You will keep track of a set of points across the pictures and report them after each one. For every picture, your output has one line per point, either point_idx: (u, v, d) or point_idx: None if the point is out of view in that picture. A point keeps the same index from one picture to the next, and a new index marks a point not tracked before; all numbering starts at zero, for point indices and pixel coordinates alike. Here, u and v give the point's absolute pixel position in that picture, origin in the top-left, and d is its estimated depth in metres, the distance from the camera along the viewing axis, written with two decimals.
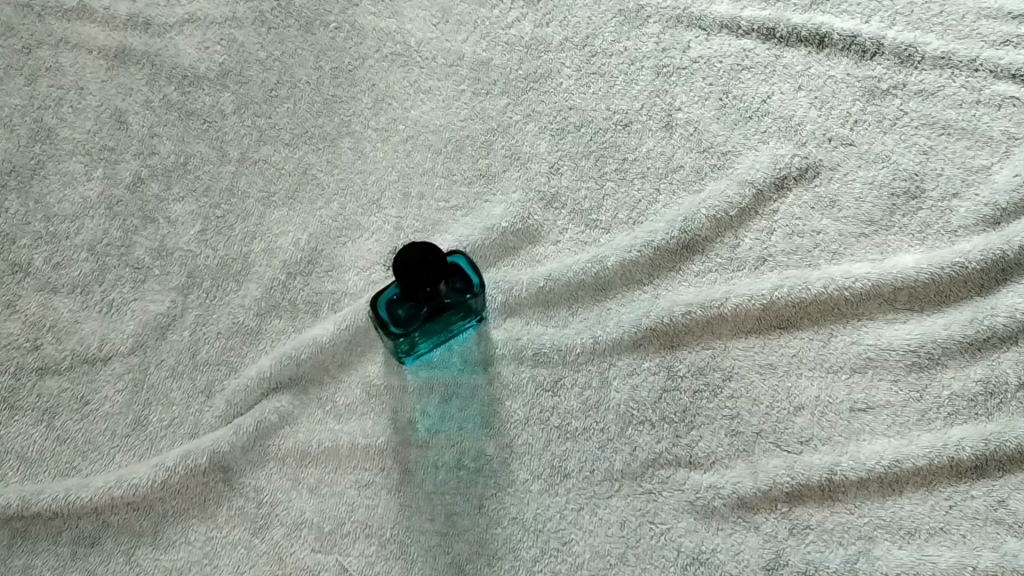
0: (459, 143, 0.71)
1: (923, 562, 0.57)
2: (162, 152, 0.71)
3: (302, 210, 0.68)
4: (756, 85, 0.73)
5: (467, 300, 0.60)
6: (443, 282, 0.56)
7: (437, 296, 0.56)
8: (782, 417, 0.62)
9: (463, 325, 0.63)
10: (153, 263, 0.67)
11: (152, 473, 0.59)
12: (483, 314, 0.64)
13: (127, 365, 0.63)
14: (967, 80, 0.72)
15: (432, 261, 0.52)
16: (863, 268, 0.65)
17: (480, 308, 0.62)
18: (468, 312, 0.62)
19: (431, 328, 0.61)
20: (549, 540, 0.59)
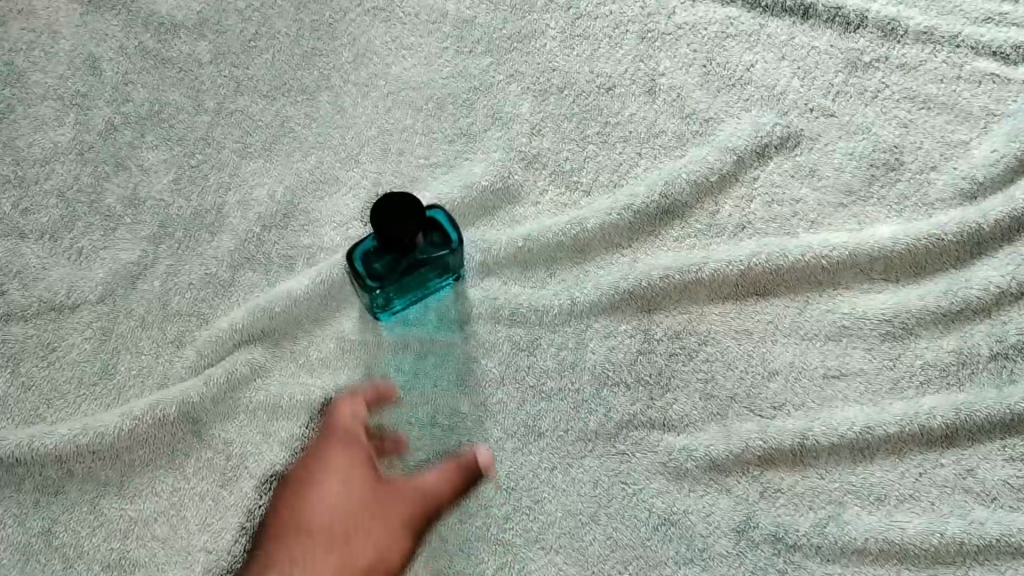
0: (440, 100, 0.70)
1: (891, 527, 0.57)
2: (136, 99, 0.69)
3: (278, 163, 0.67)
4: (740, 54, 0.72)
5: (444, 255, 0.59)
6: (420, 234, 0.55)
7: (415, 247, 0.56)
8: (756, 382, 0.62)
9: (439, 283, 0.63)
10: (124, 211, 0.66)
11: (119, 422, 0.58)
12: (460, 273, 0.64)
13: (96, 314, 0.62)
14: (949, 55, 0.72)
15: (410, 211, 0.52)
16: (841, 237, 0.65)
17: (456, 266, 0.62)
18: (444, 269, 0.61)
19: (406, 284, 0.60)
20: (521, 498, 0.58)
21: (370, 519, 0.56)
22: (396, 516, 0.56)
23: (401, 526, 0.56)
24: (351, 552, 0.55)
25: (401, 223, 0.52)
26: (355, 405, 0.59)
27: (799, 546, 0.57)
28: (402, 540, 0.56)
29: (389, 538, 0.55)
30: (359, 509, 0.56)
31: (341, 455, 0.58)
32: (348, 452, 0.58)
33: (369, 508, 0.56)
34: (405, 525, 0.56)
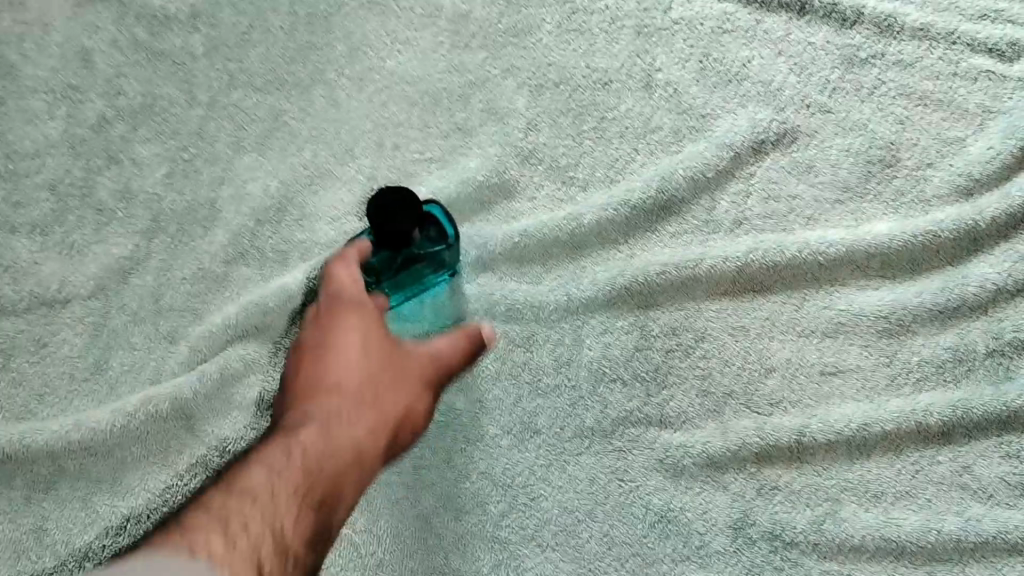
0: (435, 95, 0.69)
1: (888, 524, 0.58)
2: (128, 93, 0.69)
3: (272, 157, 0.67)
4: (737, 49, 0.71)
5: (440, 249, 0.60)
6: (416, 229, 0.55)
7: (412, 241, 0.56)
8: (753, 378, 0.62)
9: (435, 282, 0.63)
10: (116, 205, 0.65)
11: (111, 418, 0.58)
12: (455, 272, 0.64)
13: (88, 309, 0.62)
14: (945, 52, 0.71)
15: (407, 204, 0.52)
16: (837, 233, 0.65)
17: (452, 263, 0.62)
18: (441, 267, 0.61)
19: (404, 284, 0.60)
20: (517, 495, 0.59)
21: (390, 371, 0.53)
22: (414, 369, 0.54)
23: (419, 381, 0.54)
24: (374, 399, 0.52)
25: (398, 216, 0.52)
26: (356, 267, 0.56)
27: (795, 543, 0.58)
28: (420, 395, 0.54)
29: (409, 390, 0.54)
30: (375, 368, 0.53)
31: (346, 314, 0.55)
32: (353, 309, 0.55)
33: (387, 365, 0.54)
34: (421, 381, 0.55)
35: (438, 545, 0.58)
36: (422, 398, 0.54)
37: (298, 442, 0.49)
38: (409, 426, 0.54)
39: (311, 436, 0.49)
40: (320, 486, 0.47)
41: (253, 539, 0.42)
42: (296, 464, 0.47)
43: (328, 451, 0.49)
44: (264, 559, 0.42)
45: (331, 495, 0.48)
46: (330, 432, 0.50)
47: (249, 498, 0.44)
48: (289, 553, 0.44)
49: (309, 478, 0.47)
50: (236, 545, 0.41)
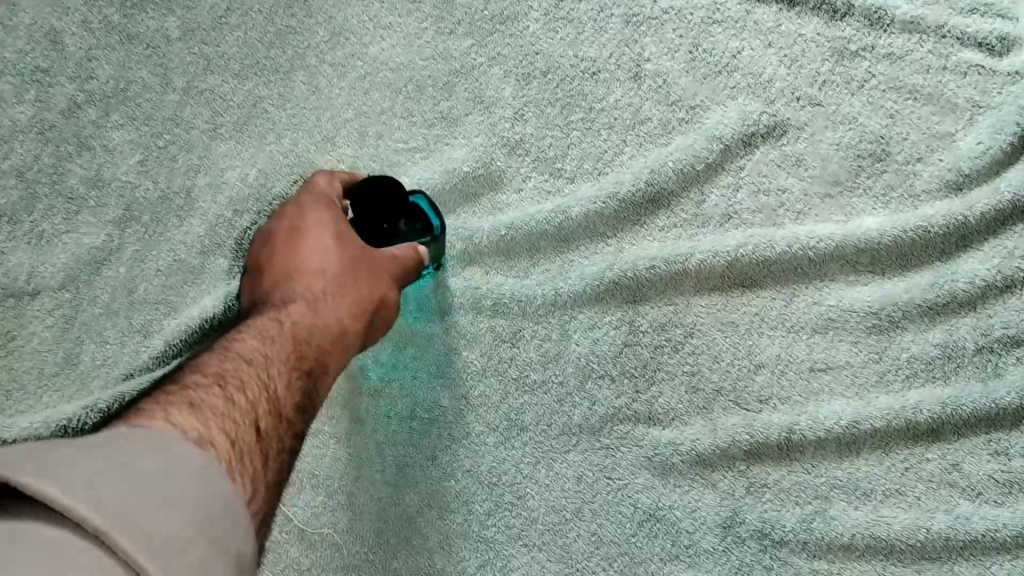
0: (420, 82, 0.67)
1: (877, 523, 0.57)
2: (100, 77, 0.66)
3: (251, 145, 0.64)
4: (727, 40, 0.70)
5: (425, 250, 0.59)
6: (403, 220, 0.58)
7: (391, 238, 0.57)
8: (742, 374, 0.61)
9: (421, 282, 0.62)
10: (87, 194, 0.63)
11: (82, 415, 0.56)
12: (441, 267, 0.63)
13: (58, 301, 0.60)
14: (934, 46, 0.69)
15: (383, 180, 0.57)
16: (827, 229, 0.63)
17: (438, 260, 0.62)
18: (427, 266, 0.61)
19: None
20: (503, 494, 0.58)
21: (365, 262, 0.54)
22: (390, 263, 0.56)
23: (391, 275, 0.55)
24: (352, 287, 0.53)
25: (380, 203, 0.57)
26: (332, 183, 0.58)
27: (785, 542, 0.57)
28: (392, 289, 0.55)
29: (383, 283, 0.55)
30: (351, 254, 0.54)
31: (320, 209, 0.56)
32: (328, 206, 0.56)
33: (361, 253, 0.55)
34: (393, 275, 0.55)
35: (422, 544, 0.57)
36: (393, 290, 0.55)
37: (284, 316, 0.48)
38: (380, 317, 0.55)
39: (294, 312, 0.49)
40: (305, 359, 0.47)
41: (252, 397, 0.41)
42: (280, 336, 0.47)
43: (309, 328, 0.49)
44: (261, 418, 0.41)
45: (314, 371, 0.48)
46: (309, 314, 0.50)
47: (244, 357, 0.43)
48: (285, 413, 0.43)
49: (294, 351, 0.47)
50: (237, 400, 0.40)
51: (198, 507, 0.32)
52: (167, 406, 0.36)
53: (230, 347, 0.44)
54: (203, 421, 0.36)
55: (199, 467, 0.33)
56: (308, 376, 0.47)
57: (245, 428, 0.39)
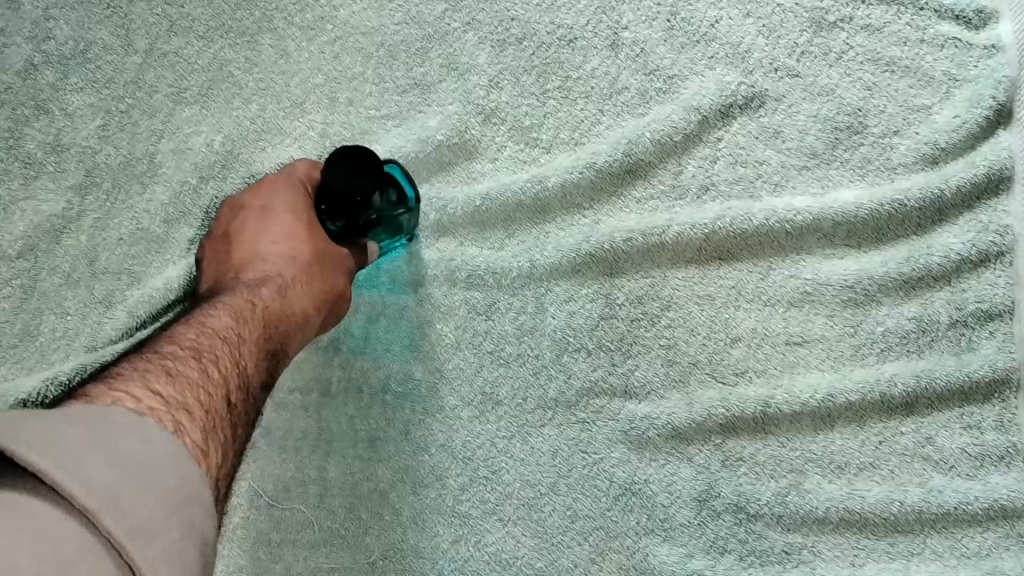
0: (391, 48, 0.65)
1: (851, 496, 0.58)
2: (58, 37, 0.63)
3: (216, 110, 0.62)
4: (705, 9, 0.66)
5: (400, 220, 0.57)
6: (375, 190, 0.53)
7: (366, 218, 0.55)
8: (718, 348, 0.60)
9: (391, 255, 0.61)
10: (46, 159, 0.60)
11: (43, 389, 0.55)
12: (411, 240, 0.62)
13: (16, 271, 0.58)
14: (913, 18, 0.65)
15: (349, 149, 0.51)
16: (805, 201, 0.62)
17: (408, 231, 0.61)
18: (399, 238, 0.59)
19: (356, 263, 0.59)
20: (477, 468, 0.58)
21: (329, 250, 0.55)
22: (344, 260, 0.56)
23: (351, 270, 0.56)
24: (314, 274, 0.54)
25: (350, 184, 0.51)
26: (310, 169, 0.57)
27: (760, 515, 0.58)
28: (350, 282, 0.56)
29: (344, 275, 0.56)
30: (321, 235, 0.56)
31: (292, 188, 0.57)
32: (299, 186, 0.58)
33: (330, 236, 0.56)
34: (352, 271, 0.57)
35: (394, 520, 0.57)
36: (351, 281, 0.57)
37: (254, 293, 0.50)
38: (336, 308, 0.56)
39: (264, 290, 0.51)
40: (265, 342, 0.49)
41: (224, 370, 0.43)
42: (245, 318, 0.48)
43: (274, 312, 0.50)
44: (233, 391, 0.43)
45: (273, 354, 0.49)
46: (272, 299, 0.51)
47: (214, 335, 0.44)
48: (252, 389, 0.45)
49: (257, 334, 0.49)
50: (211, 373, 0.41)
51: (176, 492, 0.34)
52: (147, 376, 0.38)
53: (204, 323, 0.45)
54: (180, 393, 0.38)
55: (179, 448, 0.35)
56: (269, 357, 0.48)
57: (216, 403, 0.40)
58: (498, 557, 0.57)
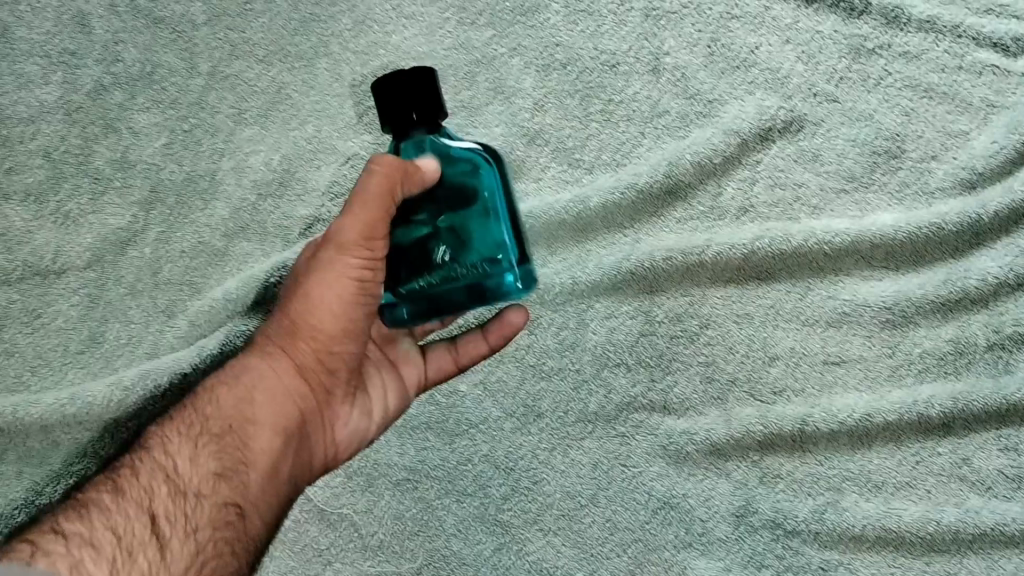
0: (441, 72, 0.67)
1: (887, 514, 0.59)
2: (126, 60, 0.66)
3: (274, 130, 0.65)
4: (745, 35, 0.66)
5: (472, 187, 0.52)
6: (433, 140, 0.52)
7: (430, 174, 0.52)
8: (756, 366, 0.62)
9: (499, 280, 0.51)
10: (113, 174, 0.64)
11: (108, 391, 0.61)
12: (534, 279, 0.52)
13: (83, 280, 0.63)
14: (950, 45, 0.64)
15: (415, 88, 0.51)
16: (842, 223, 0.63)
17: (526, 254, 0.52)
18: (498, 235, 0.51)
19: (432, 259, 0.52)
20: (519, 479, 0.61)
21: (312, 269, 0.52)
22: (371, 186, 0.49)
23: (361, 244, 0.51)
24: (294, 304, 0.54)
25: (386, 107, 0.51)
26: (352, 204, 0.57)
27: (797, 531, 0.60)
28: (368, 256, 0.51)
29: (344, 273, 0.52)
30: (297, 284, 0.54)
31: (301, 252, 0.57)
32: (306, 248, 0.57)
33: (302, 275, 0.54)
34: (371, 236, 0.51)
35: (438, 528, 0.61)
36: (379, 249, 0.52)
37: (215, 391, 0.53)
38: (357, 311, 0.53)
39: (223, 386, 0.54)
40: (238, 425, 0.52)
41: (147, 487, 0.47)
42: (215, 411, 0.52)
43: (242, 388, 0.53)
44: (153, 510, 0.46)
45: (250, 432, 0.52)
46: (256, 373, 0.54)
47: (157, 450, 0.49)
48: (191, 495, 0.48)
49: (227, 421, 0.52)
50: (128, 494, 0.46)
51: None
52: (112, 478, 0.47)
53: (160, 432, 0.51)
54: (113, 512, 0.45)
55: None
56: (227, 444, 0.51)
57: (135, 518, 0.45)
58: (539, 566, 0.61)
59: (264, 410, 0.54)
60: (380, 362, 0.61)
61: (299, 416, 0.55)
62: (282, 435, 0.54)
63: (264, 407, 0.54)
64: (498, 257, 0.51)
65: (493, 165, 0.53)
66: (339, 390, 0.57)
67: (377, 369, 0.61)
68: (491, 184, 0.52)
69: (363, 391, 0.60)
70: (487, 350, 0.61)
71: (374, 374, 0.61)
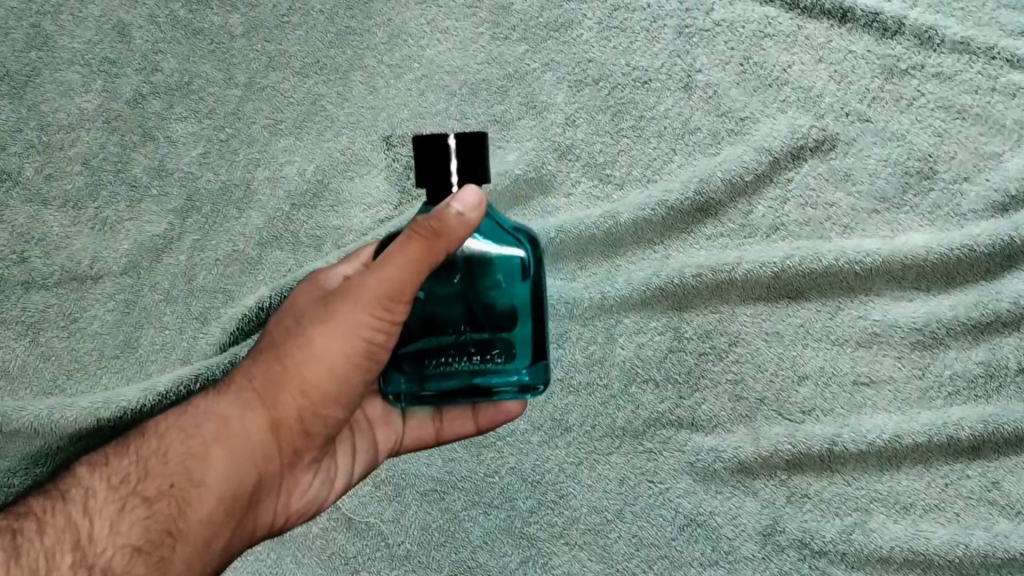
0: (474, 86, 0.66)
1: (916, 537, 0.59)
2: (165, 70, 0.66)
3: (309, 141, 0.66)
4: (778, 54, 0.65)
5: (498, 268, 0.52)
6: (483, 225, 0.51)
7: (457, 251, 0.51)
8: (786, 385, 0.62)
9: (512, 373, 0.53)
10: (151, 182, 0.65)
11: (143, 397, 0.61)
12: (543, 384, 0.54)
13: (118, 286, 0.64)
14: (983, 67, 0.64)
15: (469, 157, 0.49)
16: (874, 243, 0.62)
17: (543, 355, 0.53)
18: (518, 326, 0.52)
19: (446, 330, 0.52)
20: (546, 492, 0.62)
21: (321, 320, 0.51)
22: (411, 249, 0.47)
23: (385, 302, 0.49)
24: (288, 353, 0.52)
25: (431, 176, 0.49)
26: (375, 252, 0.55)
27: (824, 552, 0.60)
28: (388, 318, 0.49)
29: (359, 329, 0.50)
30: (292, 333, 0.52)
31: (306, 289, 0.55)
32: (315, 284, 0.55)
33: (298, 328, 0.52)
34: (398, 296, 0.49)
35: (464, 540, 0.62)
36: (399, 312, 0.49)
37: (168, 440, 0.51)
38: (354, 375, 0.51)
39: (177, 437, 0.51)
40: (181, 486, 0.50)
41: (49, 555, 0.47)
42: (161, 465, 0.50)
43: (200, 444, 0.51)
44: None
45: (192, 497, 0.50)
46: (219, 423, 0.52)
47: (83, 506, 0.48)
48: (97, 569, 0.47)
49: (169, 480, 0.50)
50: (27, 558, 0.46)
51: None
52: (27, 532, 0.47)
53: (92, 482, 0.50)
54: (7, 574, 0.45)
55: None
56: (156, 514, 0.49)
57: None
58: None
59: (218, 471, 0.51)
60: (359, 424, 0.60)
61: (254, 481, 0.53)
62: (228, 502, 0.51)
63: (217, 470, 0.51)
64: (518, 349, 0.53)
65: (528, 249, 0.52)
66: (310, 454, 0.55)
67: (351, 432, 0.60)
68: (517, 268, 0.52)
69: (331, 456, 0.59)
70: (472, 430, 0.60)
71: (347, 437, 0.59)
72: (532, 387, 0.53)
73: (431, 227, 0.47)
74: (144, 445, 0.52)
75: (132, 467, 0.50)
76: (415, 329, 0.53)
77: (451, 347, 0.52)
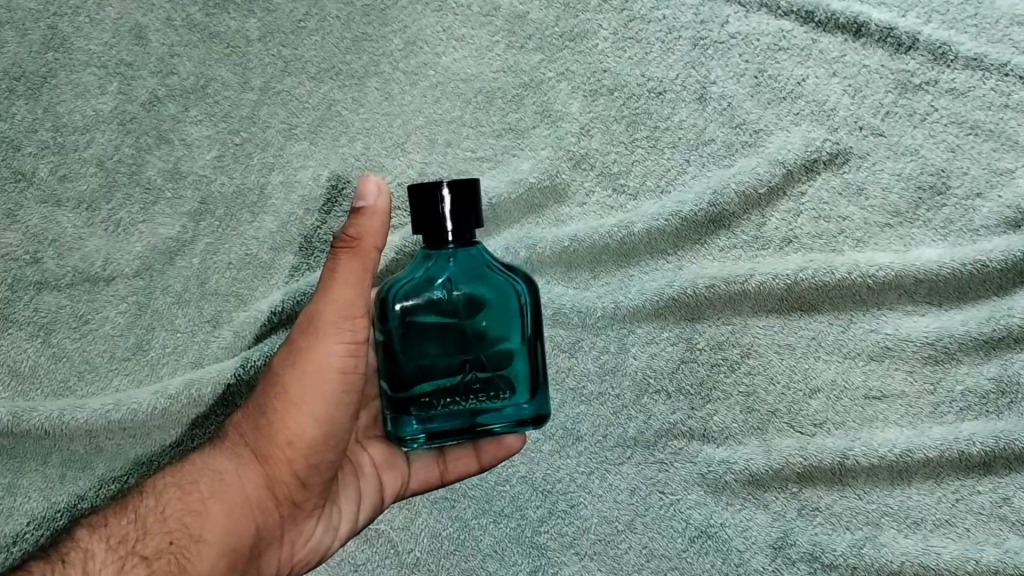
0: (489, 94, 0.66)
1: (927, 552, 0.59)
2: (181, 73, 0.66)
3: (324, 147, 0.66)
4: (792, 67, 0.65)
5: (494, 303, 0.52)
6: (477, 265, 0.51)
7: (451, 290, 0.51)
8: (797, 398, 0.62)
9: (514, 408, 0.52)
10: (165, 185, 0.65)
11: (154, 399, 0.62)
12: (545, 418, 0.53)
13: (131, 288, 0.64)
14: (997, 83, 0.64)
15: (462, 198, 0.49)
16: (887, 257, 0.62)
17: (542, 391, 0.53)
18: (517, 360, 0.52)
19: (446, 371, 0.52)
20: (556, 502, 0.62)
21: (294, 367, 0.52)
22: (343, 263, 0.50)
23: (343, 323, 0.51)
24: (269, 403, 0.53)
25: (421, 216, 0.49)
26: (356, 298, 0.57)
27: (834, 565, 0.60)
28: (349, 339, 0.52)
29: (328, 360, 0.52)
30: (271, 382, 0.53)
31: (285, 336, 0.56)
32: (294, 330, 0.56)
33: (275, 375, 0.53)
34: (354, 315, 0.51)
35: (474, 549, 0.61)
36: (360, 329, 0.52)
37: (161, 496, 0.52)
38: (335, 410, 0.53)
39: (171, 493, 0.53)
40: (179, 542, 0.51)
41: None
42: (159, 524, 0.51)
43: (194, 499, 0.52)
44: None
45: (191, 553, 0.50)
46: (213, 479, 0.53)
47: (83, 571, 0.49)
48: None
49: (166, 538, 0.51)
50: None
51: None
52: None
53: (92, 543, 0.50)
54: None
55: None
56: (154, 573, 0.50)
57: None
58: None
59: (216, 526, 0.52)
60: (364, 468, 0.59)
61: (253, 533, 0.54)
62: (228, 555, 0.52)
63: (214, 524, 0.52)
64: (519, 383, 0.52)
65: (522, 285, 0.52)
66: (308, 503, 0.56)
67: (355, 476, 0.59)
68: (512, 305, 0.52)
69: (333, 502, 0.58)
70: (477, 467, 0.59)
71: (349, 485, 0.59)
72: (534, 421, 0.52)
73: (351, 235, 0.50)
74: (141, 503, 0.52)
75: (130, 527, 0.51)
76: (414, 374, 0.52)
77: (455, 387, 0.52)
